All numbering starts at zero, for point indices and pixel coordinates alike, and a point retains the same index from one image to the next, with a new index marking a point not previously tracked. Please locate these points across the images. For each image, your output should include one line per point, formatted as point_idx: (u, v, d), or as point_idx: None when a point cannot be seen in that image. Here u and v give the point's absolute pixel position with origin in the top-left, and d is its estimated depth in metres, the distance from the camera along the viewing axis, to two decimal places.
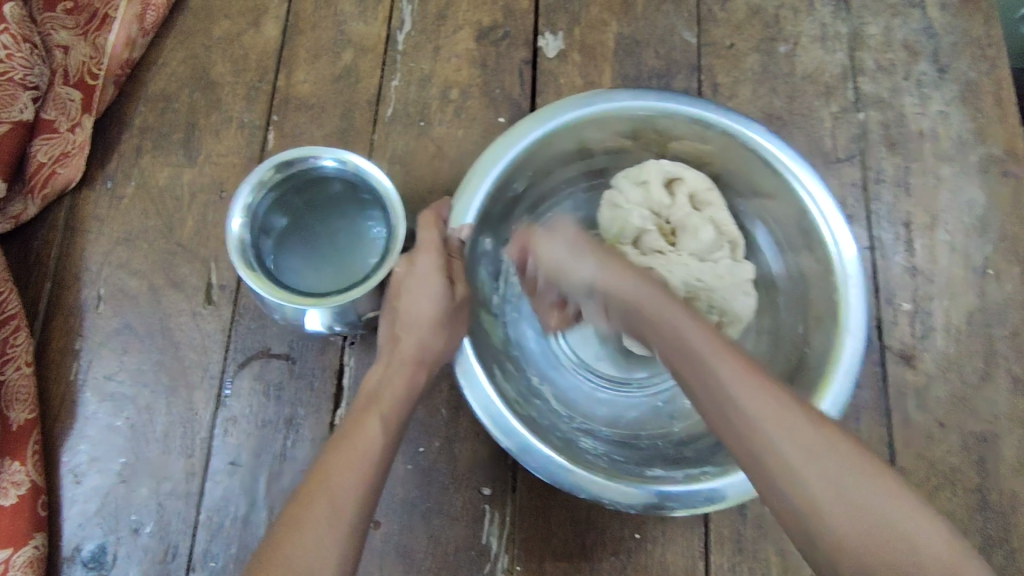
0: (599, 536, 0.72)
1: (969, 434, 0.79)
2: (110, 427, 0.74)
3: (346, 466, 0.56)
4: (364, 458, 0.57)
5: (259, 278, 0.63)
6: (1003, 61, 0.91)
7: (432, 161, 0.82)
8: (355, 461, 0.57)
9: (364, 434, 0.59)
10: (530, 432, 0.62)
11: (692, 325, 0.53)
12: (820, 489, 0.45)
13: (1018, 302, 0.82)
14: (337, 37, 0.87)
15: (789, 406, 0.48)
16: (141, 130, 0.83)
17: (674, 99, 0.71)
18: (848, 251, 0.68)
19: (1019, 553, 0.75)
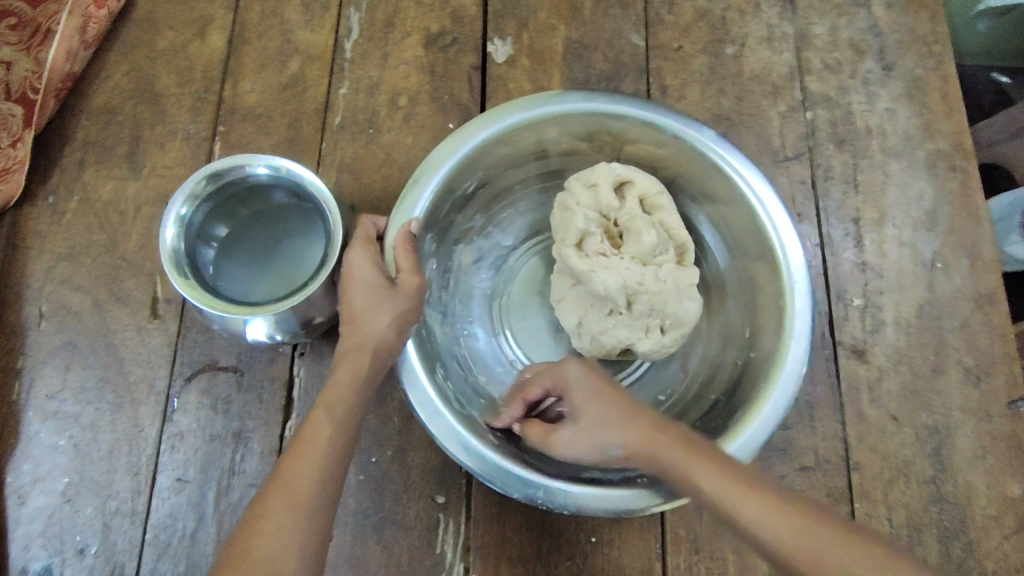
0: (554, 540, 0.72)
1: (921, 427, 0.79)
2: (53, 447, 0.72)
3: (293, 471, 0.54)
4: (311, 462, 0.55)
5: (193, 288, 0.62)
6: (947, 57, 0.93)
7: (381, 168, 0.82)
8: (301, 465, 0.55)
9: (308, 437, 0.57)
10: (467, 429, 0.61)
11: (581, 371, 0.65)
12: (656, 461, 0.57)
13: (967, 294, 0.83)
14: (284, 46, 0.86)
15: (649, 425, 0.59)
16: (84, 144, 0.82)
17: (626, 101, 0.71)
18: (796, 256, 0.68)
19: (976, 544, 0.75)
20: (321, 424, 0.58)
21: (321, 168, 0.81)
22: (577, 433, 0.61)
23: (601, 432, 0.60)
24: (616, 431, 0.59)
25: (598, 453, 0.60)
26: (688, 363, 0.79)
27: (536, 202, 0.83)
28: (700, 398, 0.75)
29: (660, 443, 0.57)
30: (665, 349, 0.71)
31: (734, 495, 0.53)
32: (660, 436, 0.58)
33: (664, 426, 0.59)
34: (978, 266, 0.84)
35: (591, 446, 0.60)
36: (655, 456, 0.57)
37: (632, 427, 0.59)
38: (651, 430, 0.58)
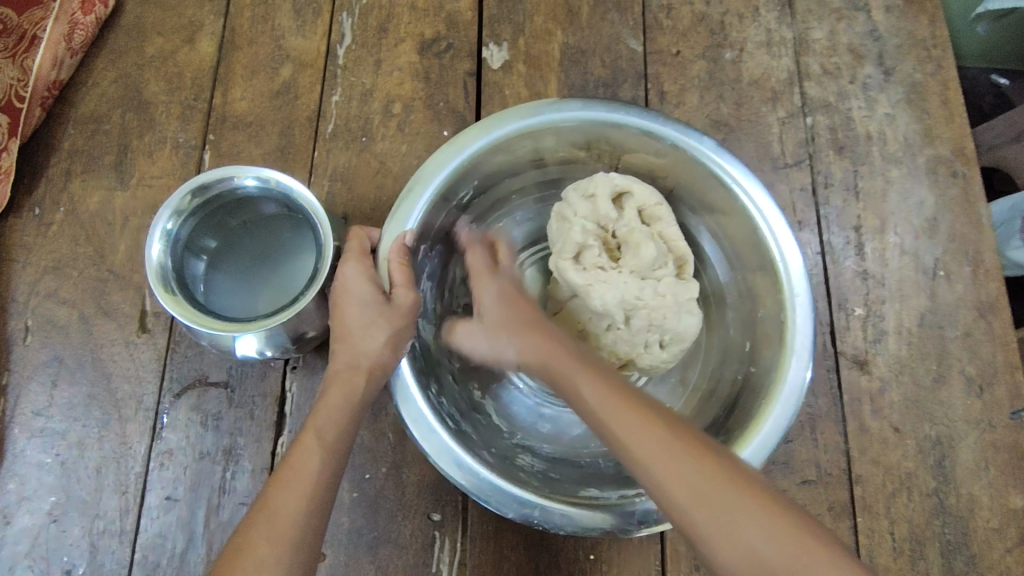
0: (552, 558, 0.71)
1: (924, 438, 0.78)
2: (38, 465, 0.70)
3: (280, 500, 0.53)
4: (299, 491, 0.54)
5: (181, 305, 0.61)
6: (948, 62, 0.92)
7: (374, 176, 0.80)
8: (288, 495, 0.53)
9: (297, 465, 0.55)
10: (463, 450, 0.60)
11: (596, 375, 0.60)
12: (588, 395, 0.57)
13: (969, 303, 0.82)
14: (275, 52, 0.84)
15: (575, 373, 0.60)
16: (71, 153, 0.80)
17: (624, 109, 0.69)
18: (797, 267, 0.67)
19: (979, 558, 0.74)
20: (311, 450, 0.56)
21: (313, 177, 0.80)
22: (478, 329, 0.68)
23: (499, 336, 0.66)
24: (512, 341, 0.65)
25: (493, 349, 0.67)
26: (688, 377, 0.78)
27: (533, 211, 0.81)
28: (699, 412, 0.74)
29: (555, 361, 0.61)
30: (664, 363, 0.70)
31: (691, 495, 0.48)
32: (534, 332, 0.64)
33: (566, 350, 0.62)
34: (980, 274, 0.83)
35: (487, 346, 0.67)
36: (550, 369, 0.61)
37: (513, 321, 0.66)
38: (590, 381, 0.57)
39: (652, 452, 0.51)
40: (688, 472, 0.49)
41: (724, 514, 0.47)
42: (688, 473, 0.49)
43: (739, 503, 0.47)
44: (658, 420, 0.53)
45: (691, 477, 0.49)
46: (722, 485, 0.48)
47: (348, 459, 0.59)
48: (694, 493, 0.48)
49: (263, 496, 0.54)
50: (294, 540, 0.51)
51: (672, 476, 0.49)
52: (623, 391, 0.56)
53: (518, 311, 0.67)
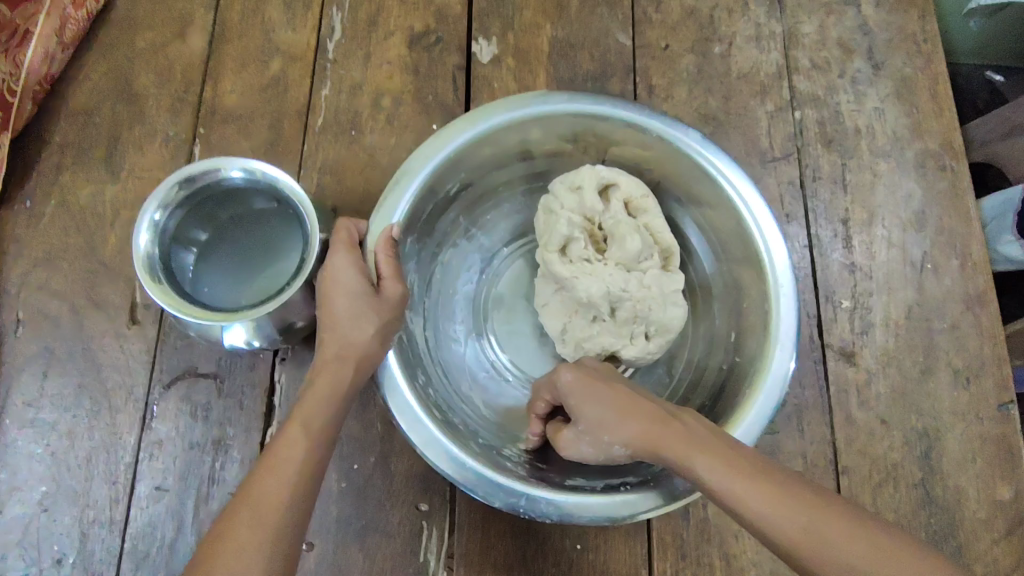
0: (539, 547, 0.71)
1: (910, 429, 0.78)
2: (29, 456, 0.71)
3: (265, 488, 0.53)
4: (284, 480, 0.54)
5: (167, 294, 0.61)
6: (936, 56, 0.92)
7: (364, 169, 0.80)
8: (273, 483, 0.54)
9: (283, 453, 0.55)
10: (449, 439, 0.60)
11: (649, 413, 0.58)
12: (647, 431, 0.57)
13: (956, 296, 0.83)
14: (265, 46, 0.85)
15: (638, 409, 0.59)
16: (62, 147, 0.80)
17: (609, 101, 0.70)
18: (781, 258, 0.68)
19: (965, 548, 0.75)
20: (298, 439, 0.56)
21: (303, 170, 0.80)
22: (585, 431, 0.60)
23: (600, 434, 0.59)
24: (610, 420, 0.59)
25: (597, 450, 0.60)
26: (675, 367, 0.79)
27: (519, 204, 0.82)
28: (686, 401, 0.74)
29: (618, 419, 0.58)
30: (650, 355, 0.71)
31: (786, 525, 0.48)
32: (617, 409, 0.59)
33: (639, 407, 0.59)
34: (967, 267, 0.84)
35: (594, 447, 0.60)
36: (643, 448, 0.57)
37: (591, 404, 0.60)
38: (661, 429, 0.56)
39: (732, 484, 0.51)
40: (769, 501, 0.49)
41: (815, 533, 0.47)
42: (781, 499, 0.49)
43: (836, 526, 0.47)
44: (718, 452, 0.53)
45: (782, 509, 0.49)
46: (808, 506, 0.49)
47: (333, 448, 0.59)
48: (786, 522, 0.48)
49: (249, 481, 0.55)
50: (281, 523, 0.52)
51: (760, 501, 0.49)
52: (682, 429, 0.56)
53: (603, 396, 0.60)
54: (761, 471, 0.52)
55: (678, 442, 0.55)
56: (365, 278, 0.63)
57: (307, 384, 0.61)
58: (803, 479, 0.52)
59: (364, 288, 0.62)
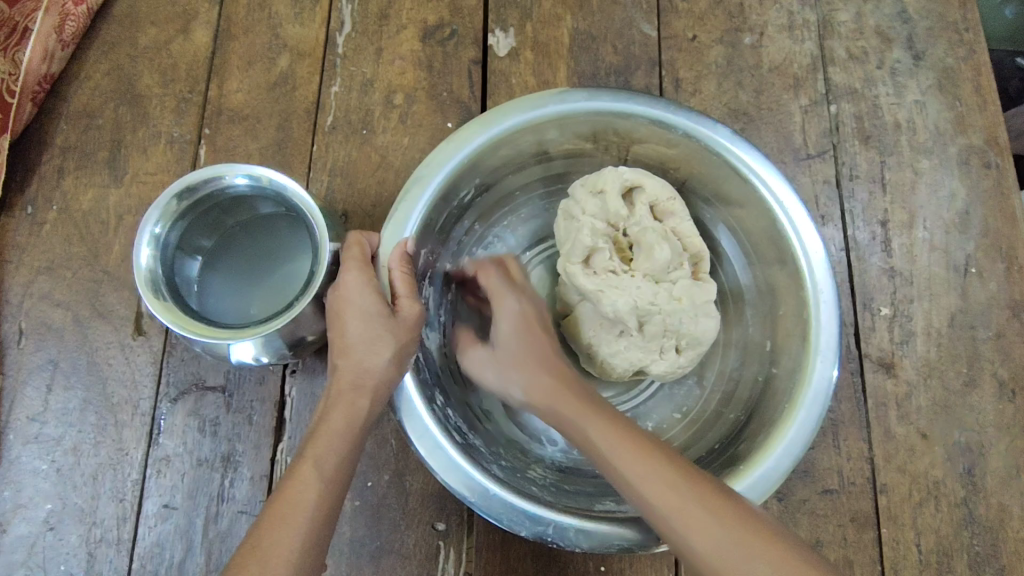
0: (561, 570, 0.68)
1: (953, 445, 0.74)
2: (34, 472, 0.69)
3: (273, 537, 0.50)
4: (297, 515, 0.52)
5: (170, 312, 0.58)
6: (981, 46, 0.86)
7: (376, 171, 0.77)
8: (282, 532, 0.51)
9: (295, 498, 0.53)
10: (471, 463, 0.57)
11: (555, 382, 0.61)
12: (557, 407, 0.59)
13: (1002, 302, 0.78)
14: (272, 41, 0.81)
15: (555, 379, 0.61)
16: (63, 150, 0.77)
17: (632, 98, 0.65)
18: (819, 260, 0.63)
19: (1010, 570, 0.71)
20: (310, 482, 0.54)
21: (312, 173, 0.77)
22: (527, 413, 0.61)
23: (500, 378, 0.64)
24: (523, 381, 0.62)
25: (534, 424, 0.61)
26: (705, 377, 0.74)
27: (539, 207, 0.78)
28: (719, 416, 0.71)
29: (562, 402, 0.59)
30: (679, 369, 0.68)
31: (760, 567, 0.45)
32: (565, 396, 0.59)
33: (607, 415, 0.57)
34: (1014, 271, 0.79)
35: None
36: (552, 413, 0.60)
37: (544, 381, 0.61)
38: (623, 444, 0.53)
39: (699, 525, 0.48)
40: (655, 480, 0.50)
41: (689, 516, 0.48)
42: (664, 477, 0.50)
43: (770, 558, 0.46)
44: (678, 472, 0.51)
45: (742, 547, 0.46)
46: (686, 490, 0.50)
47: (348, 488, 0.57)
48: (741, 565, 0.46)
49: (260, 527, 0.53)
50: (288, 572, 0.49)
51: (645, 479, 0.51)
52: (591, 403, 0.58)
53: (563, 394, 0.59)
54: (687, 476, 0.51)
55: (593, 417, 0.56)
56: (377, 296, 0.59)
57: (320, 417, 0.58)
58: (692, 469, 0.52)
59: (374, 307, 0.58)
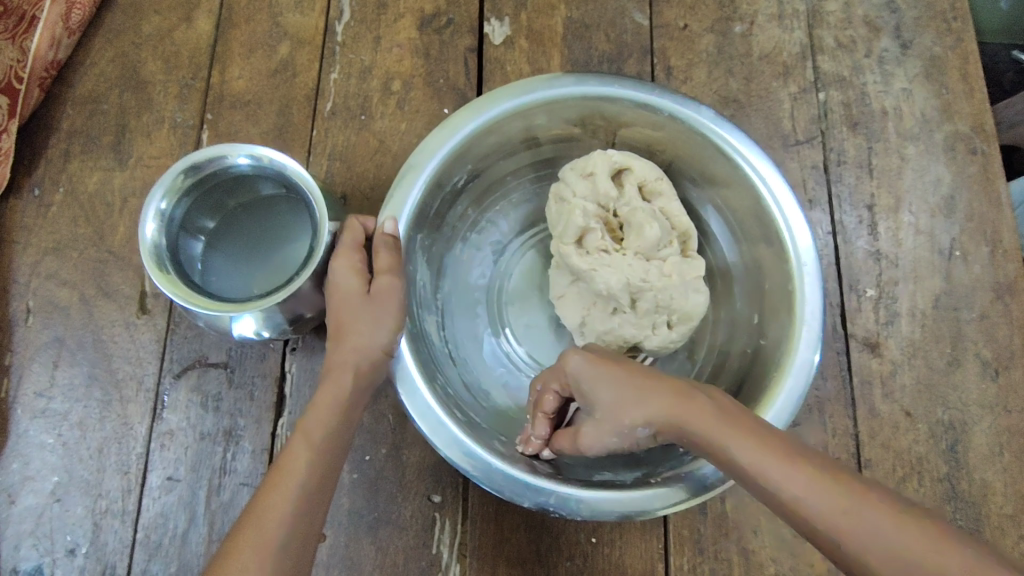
0: (553, 541, 0.70)
1: (936, 423, 0.76)
2: (41, 445, 0.71)
3: (270, 500, 0.54)
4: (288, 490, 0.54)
5: (177, 286, 0.60)
6: (968, 35, 0.88)
7: (374, 155, 0.79)
8: (279, 496, 0.54)
9: (287, 467, 0.56)
10: (472, 439, 0.59)
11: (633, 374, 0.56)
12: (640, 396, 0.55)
13: (986, 284, 0.80)
14: (273, 30, 0.83)
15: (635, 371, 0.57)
16: (69, 134, 0.79)
17: (617, 83, 0.67)
18: (802, 236, 0.65)
19: (992, 544, 0.73)
20: (301, 454, 0.57)
21: (311, 157, 0.79)
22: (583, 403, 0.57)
23: (594, 403, 0.56)
24: (642, 412, 0.54)
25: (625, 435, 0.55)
26: (696, 352, 0.76)
27: (530, 192, 0.80)
28: (709, 388, 0.73)
29: (657, 395, 0.54)
30: (672, 344, 0.69)
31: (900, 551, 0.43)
32: (650, 386, 0.55)
33: (681, 387, 0.55)
34: (998, 254, 0.81)
35: (612, 435, 0.55)
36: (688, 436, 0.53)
37: (615, 383, 0.56)
38: (728, 426, 0.51)
39: (831, 501, 0.46)
40: (777, 463, 0.48)
41: (828, 507, 0.45)
42: (782, 466, 0.48)
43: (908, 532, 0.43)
44: (785, 453, 0.49)
45: (865, 512, 0.44)
46: (810, 481, 0.47)
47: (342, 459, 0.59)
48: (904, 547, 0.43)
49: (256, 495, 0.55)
50: (282, 535, 0.52)
51: (752, 456, 0.49)
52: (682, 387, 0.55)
53: (640, 380, 0.56)
54: (812, 460, 0.48)
55: (692, 407, 0.53)
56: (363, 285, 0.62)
57: (318, 392, 0.61)
58: (821, 460, 0.49)
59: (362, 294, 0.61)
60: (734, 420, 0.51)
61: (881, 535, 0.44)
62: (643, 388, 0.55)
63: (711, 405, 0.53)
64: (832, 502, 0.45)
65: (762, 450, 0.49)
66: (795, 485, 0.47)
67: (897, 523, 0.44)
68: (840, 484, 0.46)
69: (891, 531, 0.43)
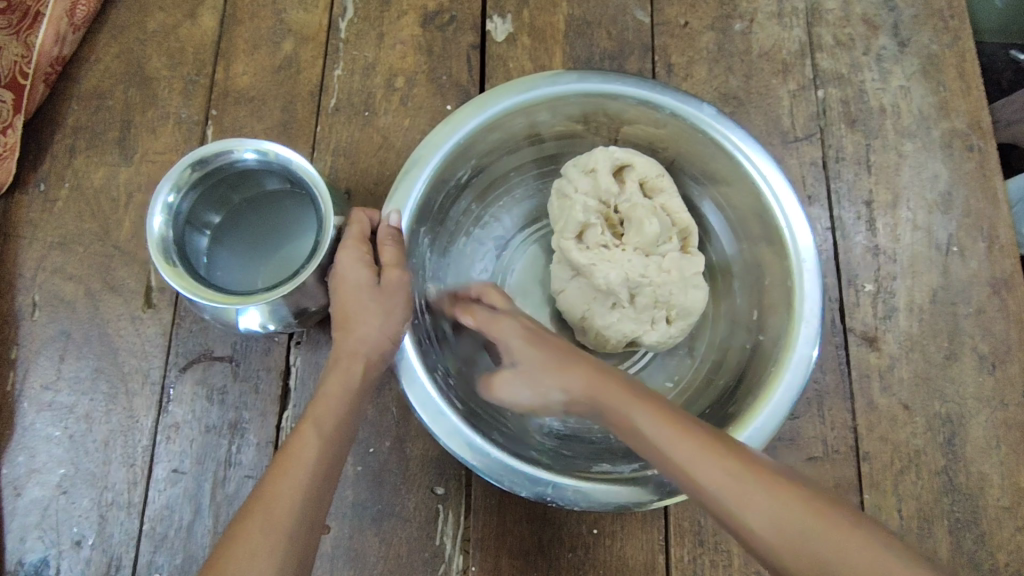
0: (555, 532, 0.71)
1: (934, 416, 0.77)
2: (47, 438, 0.71)
3: (278, 489, 0.54)
4: (298, 479, 0.55)
5: (182, 278, 0.61)
6: (965, 33, 0.89)
7: (378, 151, 0.79)
8: (285, 484, 0.54)
9: (296, 455, 0.56)
10: (473, 430, 0.60)
11: (564, 351, 0.62)
12: (559, 380, 0.60)
13: (983, 279, 0.81)
14: (276, 26, 0.84)
15: (552, 351, 0.62)
16: (75, 130, 0.80)
17: (619, 80, 0.68)
18: (802, 234, 0.66)
19: (989, 536, 0.74)
20: (309, 442, 0.57)
21: (316, 152, 0.79)
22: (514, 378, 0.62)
23: (530, 376, 0.61)
24: (557, 379, 0.60)
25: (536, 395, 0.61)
26: (696, 347, 0.77)
27: (532, 188, 0.81)
28: (709, 383, 0.73)
29: (579, 379, 0.59)
30: (671, 339, 0.70)
31: (777, 525, 0.46)
32: (565, 359, 0.61)
33: (592, 367, 0.60)
34: (994, 250, 0.81)
35: (531, 393, 0.61)
36: (600, 405, 0.57)
37: (528, 351, 0.63)
38: (631, 398, 0.55)
39: (726, 476, 0.48)
40: (669, 432, 0.52)
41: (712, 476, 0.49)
42: (690, 435, 0.51)
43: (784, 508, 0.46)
44: (682, 428, 0.52)
45: (754, 488, 0.47)
46: (706, 453, 0.50)
47: (347, 450, 0.60)
48: (775, 519, 0.46)
49: (263, 485, 0.55)
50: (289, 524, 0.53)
51: (658, 432, 0.52)
52: (616, 377, 0.58)
53: (550, 354, 0.61)
54: (696, 433, 0.52)
55: (610, 388, 0.57)
56: (371, 272, 0.62)
57: (324, 384, 0.61)
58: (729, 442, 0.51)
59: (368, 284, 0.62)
60: (650, 406, 0.54)
61: (754, 514, 0.46)
62: (584, 378, 0.59)
63: (623, 386, 0.57)
64: (719, 474, 0.49)
65: (666, 425, 0.52)
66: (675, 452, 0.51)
67: (782, 497, 0.47)
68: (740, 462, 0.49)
69: (776, 509, 0.46)
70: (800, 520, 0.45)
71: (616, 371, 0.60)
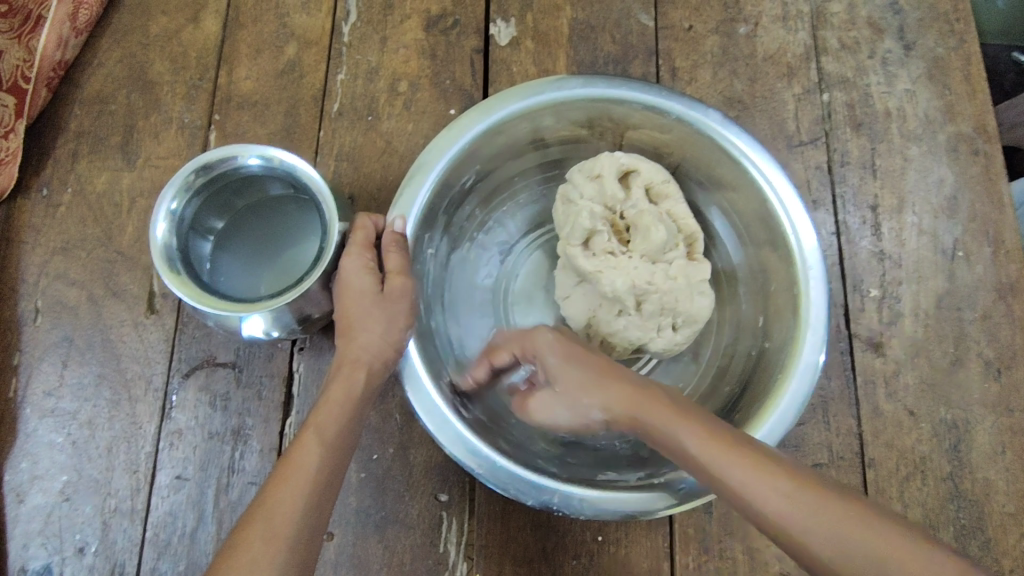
0: (559, 539, 0.70)
1: (939, 422, 0.77)
2: (50, 445, 0.71)
3: (280, 496, 0.54)
4: (299, 486, 0.55)
5: (186, 285, 0.60)
6: (971, 36, 0.89)
7: (381, 156, 0.79)
8: (288, 491, 0.54)
9: (298, 461, 0.56)
10: (478, 437, 0.60)
11: (604, 366, 0.59)
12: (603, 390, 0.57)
13: (988, 284, 0.80)
14: (279, 30, 0.83)
15: (587, 358, 0.60)
16: (77, 134, 0.80)
17: (625, 85, 0.67)
18: (808, 240, 0.66)
19: (994, 542, 0.73)
20: (310, 448, 0.57)
21: (319, 157, 0.79)
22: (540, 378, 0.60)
23: (557, 376, 0.59)
24: (578, 373, 0.59)
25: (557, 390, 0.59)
26: (701, 353, 0.77)
27: (537, 192, 0.80)
28: (714, 390, 0.73)
29: (621, 388, 0.57)
30: (676, 346, 0.70)
31: (850, 545, 0.46)
32: (591, 359, 0.59)
33: (628, 374, 0.58)
34: (1000, 255, 0.81)
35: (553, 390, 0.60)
36: (628, 410, 0.56)
37: (550, 347, 0.61)
38: (674, 411, 0.54)
39: (796, 498, 0.48)
40: (726, 455, 0.51)
41: (784, 499, 0.48)
42: (745, 455, 0.50)
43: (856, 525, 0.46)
44: (735, 443, 0.51)
45: (822, 505, 0.47)
46: (770, 474, 0.49)
47: (350, 457, 0.59)
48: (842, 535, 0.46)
49: (265, 492, 0.55)
50: (290, 531, 0.52)
51: (716, 455, 0.51)
52: (659, 391, 0.56)
53: (578, 354, 0.60)
54: (753, 451, 0.51)
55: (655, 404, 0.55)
56: (375, 280, 0.62)
57: (326, 390, 0.61)
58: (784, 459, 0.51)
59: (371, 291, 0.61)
60: (697, 424, 0.53)
61: (840, 539, 0.46)
62: (609, 374, 0.58)
63: (667, 401, 0.55)
64: (788, 494, 0.48)
65: (719, 443, 0.51)
66: (743, 474, 0.50)
67: (848, 510, 0.47)
68: (803, 479, 0.49)
69: (848, 525, 0.46)
70: (869, 537, 0.46)
71: (656, 382, 0.58)
